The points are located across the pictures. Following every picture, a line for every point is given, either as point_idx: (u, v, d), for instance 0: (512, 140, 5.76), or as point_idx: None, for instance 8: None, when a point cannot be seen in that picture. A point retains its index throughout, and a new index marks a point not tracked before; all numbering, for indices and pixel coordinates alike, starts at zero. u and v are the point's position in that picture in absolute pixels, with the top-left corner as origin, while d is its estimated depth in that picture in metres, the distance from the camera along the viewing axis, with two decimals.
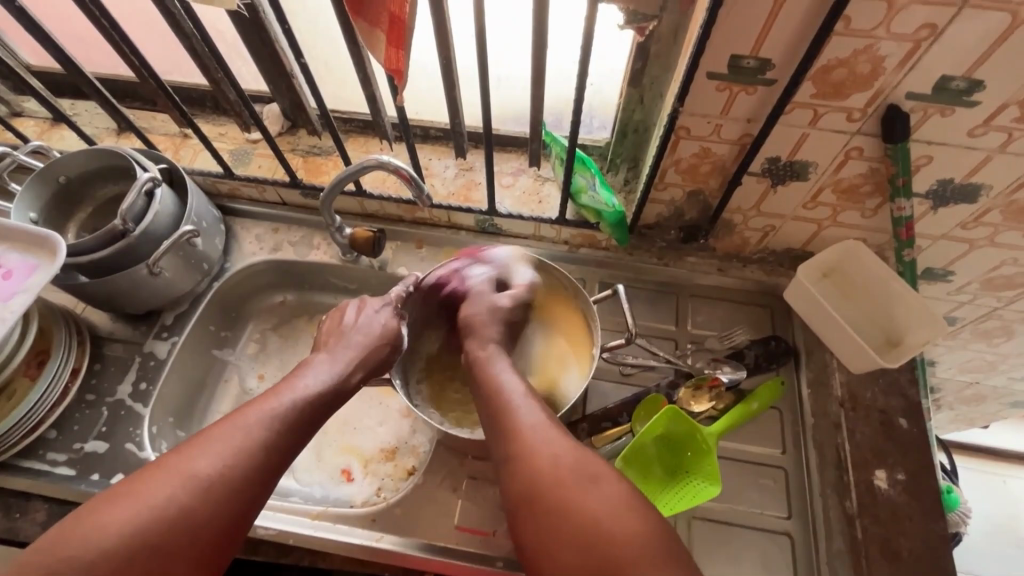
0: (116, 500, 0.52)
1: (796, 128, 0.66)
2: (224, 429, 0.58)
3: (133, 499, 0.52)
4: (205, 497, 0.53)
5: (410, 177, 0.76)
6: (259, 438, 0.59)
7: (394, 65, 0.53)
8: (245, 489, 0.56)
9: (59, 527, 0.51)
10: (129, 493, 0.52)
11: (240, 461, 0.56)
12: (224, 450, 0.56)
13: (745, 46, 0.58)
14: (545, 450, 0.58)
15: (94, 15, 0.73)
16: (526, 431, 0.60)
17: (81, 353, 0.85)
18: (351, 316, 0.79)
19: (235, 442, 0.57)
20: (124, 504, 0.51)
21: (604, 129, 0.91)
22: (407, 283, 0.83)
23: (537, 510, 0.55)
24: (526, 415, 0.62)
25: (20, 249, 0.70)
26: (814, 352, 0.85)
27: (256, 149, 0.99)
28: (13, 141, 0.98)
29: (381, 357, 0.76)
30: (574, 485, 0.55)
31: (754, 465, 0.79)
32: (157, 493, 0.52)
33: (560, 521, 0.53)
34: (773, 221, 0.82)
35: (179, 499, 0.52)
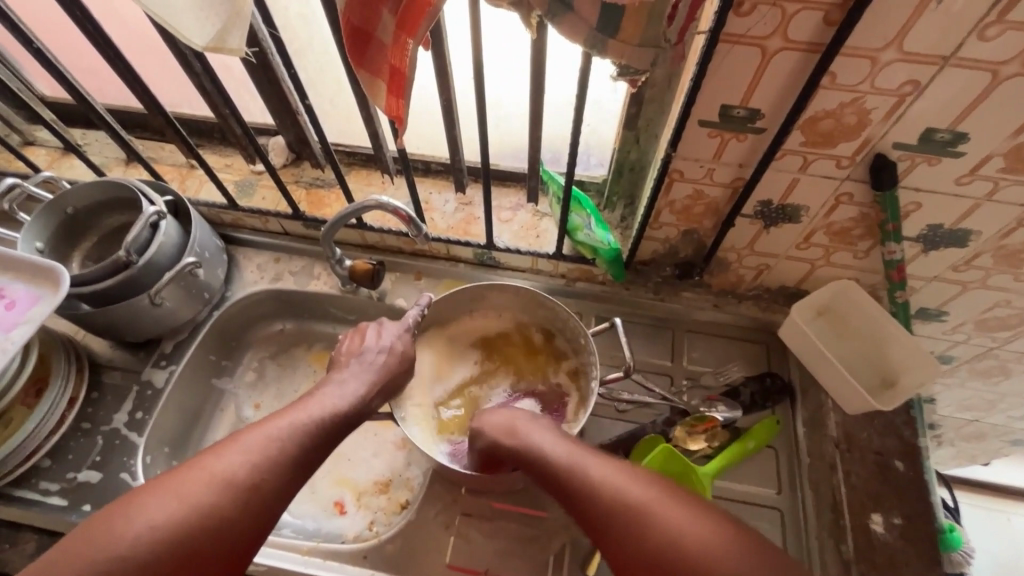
0: (153, 491, 0.56)
1: (787, 174, 0.67)
2: (244, 436, 0.61)
3: (170, 493, 0.55)
4: (236, 503, 0.56)
5: (409, 217, 0.78)
6: (266, 464, 0.60)
7: (395, 112, 0.55)
8: (265, 499, 0.58)
9: (92, 522, 0.54)
10: (167, 488, 0.56)
11: (260, 477, 0.59)
12: (246, 456, 0.59)
13: (735, 97, 0.60)
14: (625, 491, 0.58)
15: (108, 56, 0.76)
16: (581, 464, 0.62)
17: (79, 381, 0.86)
18: (364, 343, 0.77)
19: (257, 458, 0.59)
20: (163, 498, 0.55)
21: (601, 165, 0.92)
22: (421, 306, 0.81)
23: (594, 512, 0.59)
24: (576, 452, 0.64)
25: (25, 279, 0.71)
26: (810, 391, 0.85)
27: (260, 180, 1.01)
28: (23, 170, 1.00)
29: (388, 390, 0.75)
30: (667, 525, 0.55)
31: (749, 504, 0.78)
32: (197, 497, 0.55)
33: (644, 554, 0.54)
34: (768, 259, 0.83)
35: (215, 497, 0.56)
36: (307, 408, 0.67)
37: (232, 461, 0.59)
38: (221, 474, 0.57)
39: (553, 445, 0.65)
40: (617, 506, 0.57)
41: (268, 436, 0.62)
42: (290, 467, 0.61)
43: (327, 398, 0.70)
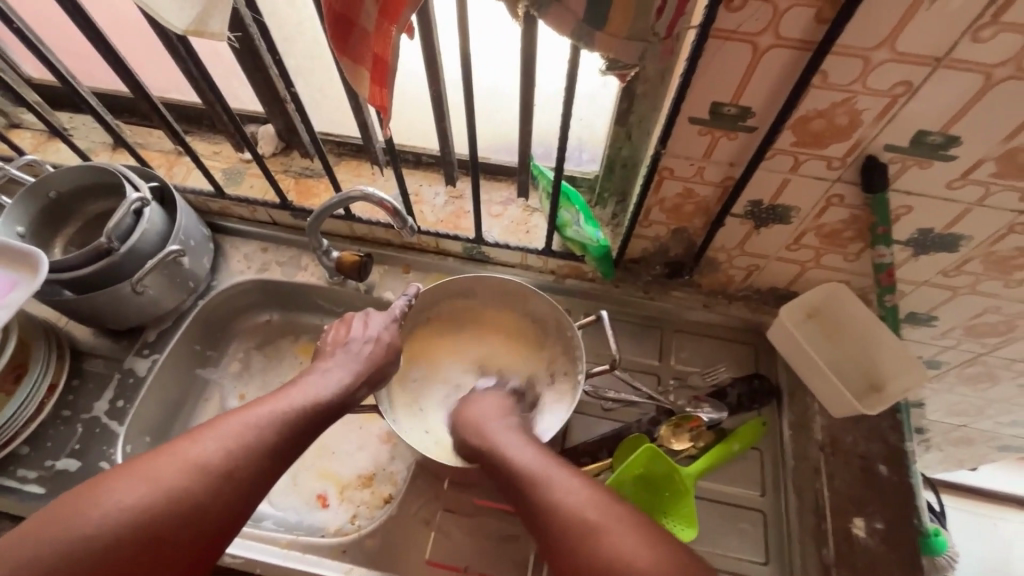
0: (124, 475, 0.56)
1: (778, 174, 0.66)
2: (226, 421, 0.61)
3: (141, 477, 0.55)
4: (208, 488, 0.56)
5: (394, 210, 0.77)
6: (242, 449, 0.59)
7: (379, 102, 0.54)
8: (239, 485, 0.58)
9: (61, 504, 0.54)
10: (137, 472, 0.56)
11: (235, 462, 0.58)
12: (221, 445, 0.59)
13: (726, 95, 0.59)
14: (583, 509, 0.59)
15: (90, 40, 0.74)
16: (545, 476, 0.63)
17: (60, 368, 0.85)
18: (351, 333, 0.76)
19: (232, 444, 0.59)
20: (133, 480, 0.55)
21: (593, 162, 0.92)
22: (409, 296, 0.80)
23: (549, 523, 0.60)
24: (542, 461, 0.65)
25: (3, 264, 0.70)
26: (796, 394, 0.84)
27: (249, 169, 1.00)
28: (8, 153, 0.99)
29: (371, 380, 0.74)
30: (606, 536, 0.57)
31: (732, 506, 0.78)
32: (168, 480, 0.55)
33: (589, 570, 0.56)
34: (758, 260, 0.82)
35: (185, 484, 0.56)
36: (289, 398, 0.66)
37: (209, 446, 0.58)
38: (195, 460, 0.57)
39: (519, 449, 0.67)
40: (571, 523, 0.59)
41: (246, 422, 0.61)
42: (268, 453, 0.61)
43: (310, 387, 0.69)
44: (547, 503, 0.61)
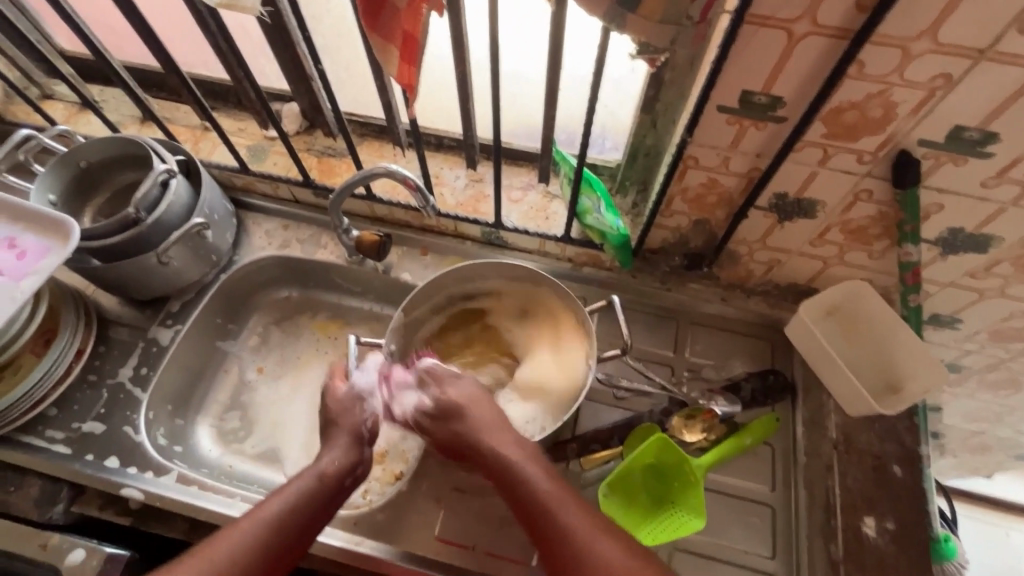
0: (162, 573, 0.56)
1: (806, 166, 0.65)
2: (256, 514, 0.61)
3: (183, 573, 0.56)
4: (282, 530, 0.60)
5: (417, 188, 0.77)
6: (309, 494, 0.63)
7: (406, 81, 0.55)
8: (308, 522, 0.63)
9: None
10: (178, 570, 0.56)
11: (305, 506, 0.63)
12: (258, 530, 0.59)
13: (757, 83, 0.58)
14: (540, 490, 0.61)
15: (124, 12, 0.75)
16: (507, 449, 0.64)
17: (87, 335, 0.87)
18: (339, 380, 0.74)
19: (298, 491, 0.63)
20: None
21: (616, 150, 0.91)
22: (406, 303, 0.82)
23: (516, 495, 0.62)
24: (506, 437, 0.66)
25: (36, 231, 0.72)
26: (812, 391, 0.84)
27: (273, 146, 1.01)
28: (41, 124, 1.01)
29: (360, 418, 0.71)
30: (556, 516, 0.59)
31: (741, 500, 0.78)
32: (249, 534, 0.59)
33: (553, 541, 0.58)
34: (779, 255, 0.81)
35: (233, 573, 0.57)
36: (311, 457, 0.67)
37: (247, 537, 0.59)
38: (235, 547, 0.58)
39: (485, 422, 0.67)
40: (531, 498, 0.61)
41: (311, 476, 0.65)
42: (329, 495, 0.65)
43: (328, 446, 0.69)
44: (507, 477, 0.63)
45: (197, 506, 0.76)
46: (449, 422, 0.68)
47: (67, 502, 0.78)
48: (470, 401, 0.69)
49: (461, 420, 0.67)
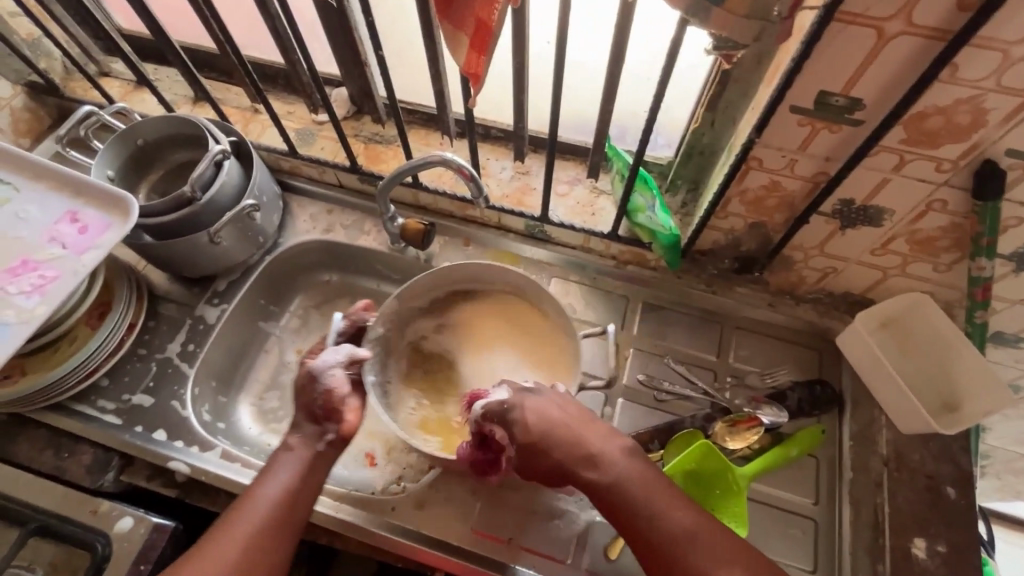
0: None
1: (878, 173, 0.63)
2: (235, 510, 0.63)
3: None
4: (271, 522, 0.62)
5: (471, 177, 0.76)
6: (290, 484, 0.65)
7: (474, 70, 0.54)
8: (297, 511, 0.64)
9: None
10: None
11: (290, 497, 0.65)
12: (249, 524, 0.62)
13: (837, 84, 0.55)
14: (634, 488, 0.61)
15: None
16: (598, 446, 0.64)
17: (138, 309, 0.88)
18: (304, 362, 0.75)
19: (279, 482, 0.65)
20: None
21: (668, 146, 0.88)
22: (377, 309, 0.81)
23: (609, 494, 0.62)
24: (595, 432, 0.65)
25: (97, 206, 0.74)
26: (861, 405, 0.81)
27: (321, 130, 1.01)
28: (99, 100, 1.03)
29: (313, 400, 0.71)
30: (664, 522, 0.59)
31: (783, 512, 0.76)
32: (242, 531, 0.61)
33: (651, 540, 0.59)
34: (836, 263, 0.79)
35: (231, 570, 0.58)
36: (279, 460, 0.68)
37: (234, 535, 0.60)
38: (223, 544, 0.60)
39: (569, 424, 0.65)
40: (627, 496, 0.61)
41: (284, 465, 0.67)
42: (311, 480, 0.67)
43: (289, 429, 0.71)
44: (599, 474, 0.63)
45: (240, 484, 0.78)
46: (534, 443, 0.64)
47: (117, 470, 0.81)
48: (557, 414, 0.65)
49: (548, 441, 0.64)
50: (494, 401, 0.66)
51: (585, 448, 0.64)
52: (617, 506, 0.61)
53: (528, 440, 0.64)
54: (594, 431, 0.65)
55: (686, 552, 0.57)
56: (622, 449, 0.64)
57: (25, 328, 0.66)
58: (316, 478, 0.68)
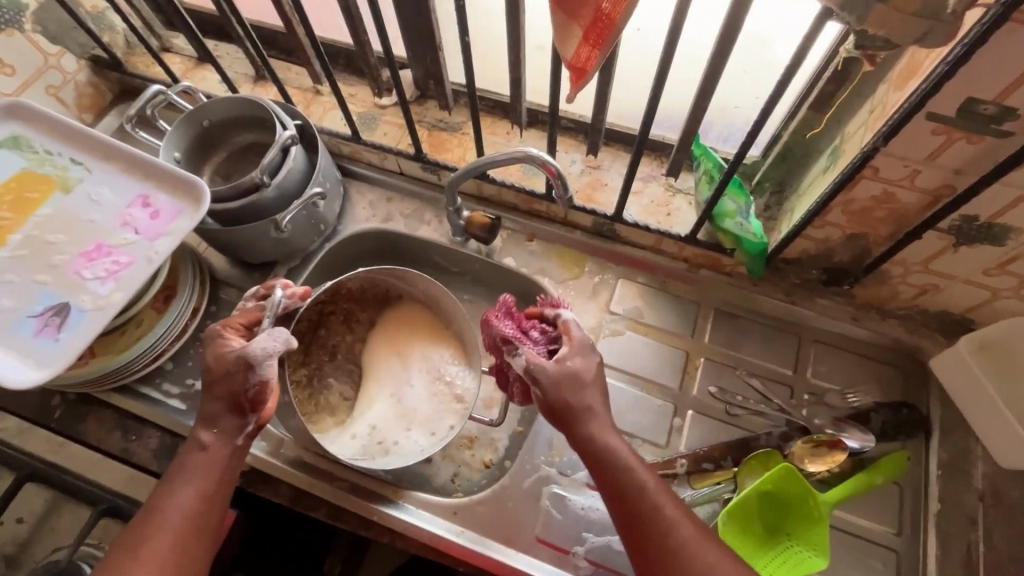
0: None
1: (1015, 189, 0.56)
2: (143, 525, 0.59)
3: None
4: (190, 530, 0.60)
5: (557, 174, 0.72)
6: (203, 488, 0.62)
7: (581, 64, 0.50)
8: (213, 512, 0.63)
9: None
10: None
11: (206, 502, 0.62)
12: (170, 538, 0.59)
13: (990, 91, 0.49)
14: (636, 473, 0.61)
15: None
16: (602, 423, 0.63)
17: (201, 294, 0.87)
18: (229, 342, 0.67)
19: (197, 486, 0.62)
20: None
21: (756, 146, 0.81)
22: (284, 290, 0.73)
23: (609, 471, 0.62)
24: (599, 407, 0.64)
25: (168, 191, 0.72)
26: (954, 432, 0.76)
27: (384, 115, 0.97)
28: (161, 77, 1.02)
29: (241, 387, 0.65)
30: (660, 509, 0.59)
31: (864, 542, 0.72)
32: (163, 547, 0.58)
33: (646, 523, 0.59)
34: (939, 280, 0.73)
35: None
36: (189, 464, 0.64)
37: (144, 553, 0.57)
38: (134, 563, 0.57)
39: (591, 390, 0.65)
40: (629, 482, 0.61)
41: (195, 466, 0.63)
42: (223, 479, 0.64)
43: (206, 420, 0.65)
44: (600, 453, 0.62)
45: (309, 479, 0.77)
46: (558, 395, 0.63)
47: None
48: (591, 373, 0.65)
49: (571, 395, 0.64)
50: (577, 333, 0.68)
51: (590, 420, 0.63)
52: (614, 487, 0.61)
53: (581, 372, 0.65)
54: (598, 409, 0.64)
55: (678, 536, 0.58)
56: (616, 433, 0.64)
57: (99, 316, 0.65)
58: (232, 473, 0.65)
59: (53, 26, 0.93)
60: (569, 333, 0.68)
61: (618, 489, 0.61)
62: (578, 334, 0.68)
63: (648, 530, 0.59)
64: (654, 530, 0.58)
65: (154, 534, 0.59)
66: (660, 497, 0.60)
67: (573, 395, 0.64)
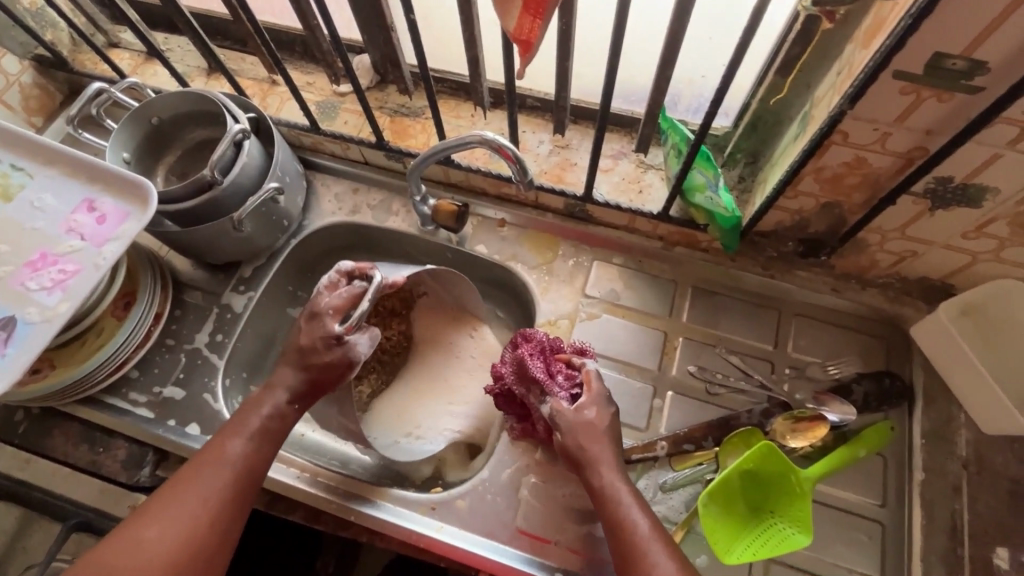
0: (109, 541, 0.55)
1: (989, 147, 0.54)
2: (197, 468, 0.59)
3: (137, 541, 0.55)
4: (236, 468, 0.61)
5: (515, 157, 0.69)
6: (262, 427, 0.64)
7: (526, 36, 0.47)
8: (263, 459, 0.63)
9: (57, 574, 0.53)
10: (129, 535, 0.55)
11: (261, 444, 0.63)
12: (222, 469, 0.60)
13: (957, 43, 0.46)
14: (634, 520, 0.60)
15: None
16: (606, 461, 0.64)
17: (163, 298, 0.85)
18: (334, 328, 0.67)
19: (256, 425, 0.64)
20: (139, 545, 0.54)
21: (726, 116, 0.79)
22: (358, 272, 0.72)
23: (605, 506, 0.62)
24: (605, 446, 0.65)
25: (114, 194, 0.69)
26: (936, 401, 0.75)
27: (343, 103, 0.94)
28: (108, 74, 0.97)
29: (335, 379, 0.68)
30: (651, 557, 0.57)
31: (848, 515, 0.71)
32: (215, 474, 0.59)
33: (635, 563, 0.58)
34: (917, 246, 0.71)
35: (196, 532, 0.56)
36: (240, 423, 0.64)
37: (206, 475, 0.59)
38: (184, 503, 0.57)
39: (604, 439, 0.66)
40: (623, 527, 0.60)
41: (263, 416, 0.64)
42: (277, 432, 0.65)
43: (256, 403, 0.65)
44: (599, 490, 0.63)
45: (285, 482, 0.76)
46: (570, 441, 0.66)
47: (153, 465, 0.78)
48: (607, 423, 0.67)
49: (585, 444, 0.65)
50: (597, 382, 0.69)
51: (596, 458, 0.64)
52: (611, 521, 0.61)
53: (597, 421, 0.67)
54: (601, 448, 0.65)
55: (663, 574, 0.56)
56: (625, 481, 0.64)
57: (47, 328, 0.63)
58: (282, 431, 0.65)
59: None
60: (589, 380, 0.70)
61: (613, 522, 0.61)
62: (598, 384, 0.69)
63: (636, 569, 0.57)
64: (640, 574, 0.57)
65: (206, 477, 0.59)
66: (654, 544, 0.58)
67: (586, 441, 0.65)
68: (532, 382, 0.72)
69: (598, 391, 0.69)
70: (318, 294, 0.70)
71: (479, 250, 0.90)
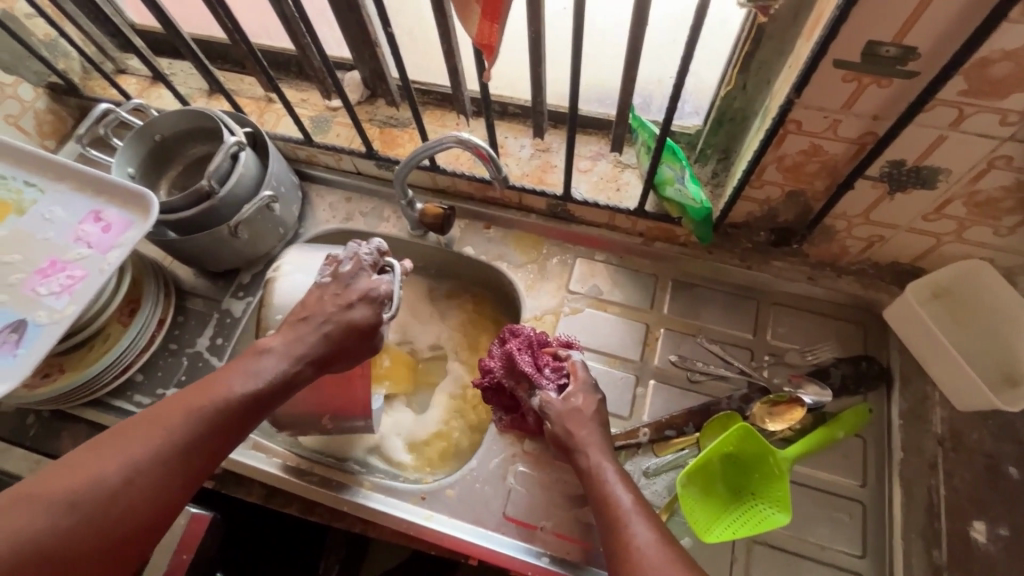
0: (71, 477, 0.50)
1: (932, 130, 0.57)
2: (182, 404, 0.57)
3: (105, 482, 0.51)
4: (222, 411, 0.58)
5: (489, 157, 0.73)
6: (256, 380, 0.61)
7: (486, 40, 0.51)
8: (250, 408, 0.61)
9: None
10: (96, 475, 0.51)
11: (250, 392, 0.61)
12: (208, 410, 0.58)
13: (888, 31, 0.50)
14: (618, 495, 0.61)
15: (222, 18, 0.80)
16: (593, 445, 0.66)
17: (167, 305, 0.89)
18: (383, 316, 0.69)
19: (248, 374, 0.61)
20: (107, 477, 0.51)
21: (696, 114, 0.83)
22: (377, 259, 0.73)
23: (591, 484, 0.64)
24: (591, 430, 0.67)
25: (119, 204, 0.74)
26: (912, 382, 0.77)
27: (335, 117, 0.99)
28: (116, 98, 1.04)
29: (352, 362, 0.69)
30: (632, 527, 0.58)
31: (829, 495, 0.73)
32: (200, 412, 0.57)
33: (621, 533, 0.58)
34: (883, 231, 0.73)
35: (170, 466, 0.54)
36: (227, 381, 0.60)
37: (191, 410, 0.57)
38: (165, 458, 0.54)
39: (589, 423, 0.68)
40: (606, 502, 0.61)
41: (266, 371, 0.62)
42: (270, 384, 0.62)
43: (245, 371, 0.62)
44: (584, 472, 0.65)
45: (280, 477, 0.79)
46: (558, 425, 0.68)
47: None
48: (592, 409, 0.69)
49: (575, 428, 0.67)
50: (583, 372, 0.72)
51: (587, 441, 0.66)
52: (597, 497, 0.62)
53: (583, 406, 0.69)
54: (583, 430, 0.67)
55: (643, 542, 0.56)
56: (611, 462, 0.65)
57: (56, 328, 0.67)
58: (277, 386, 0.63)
59: (5, 55, 0.95)
60: (577, 372, 0.72)
61: (598, 497, 0.62)
62: (584, 373, 0.72)
63: (618, 540, 0.58)
64: (618, 546, 0.57)
65: (193, 432, 0.56)
66: (638, 517, 0.59)
67: (572, 428, 0.67)
68: (521, 376, 0.75)
69: (585, 379, 0.71)
70: (357, 273, 0.71)
71: (466, 251, 0.93)
